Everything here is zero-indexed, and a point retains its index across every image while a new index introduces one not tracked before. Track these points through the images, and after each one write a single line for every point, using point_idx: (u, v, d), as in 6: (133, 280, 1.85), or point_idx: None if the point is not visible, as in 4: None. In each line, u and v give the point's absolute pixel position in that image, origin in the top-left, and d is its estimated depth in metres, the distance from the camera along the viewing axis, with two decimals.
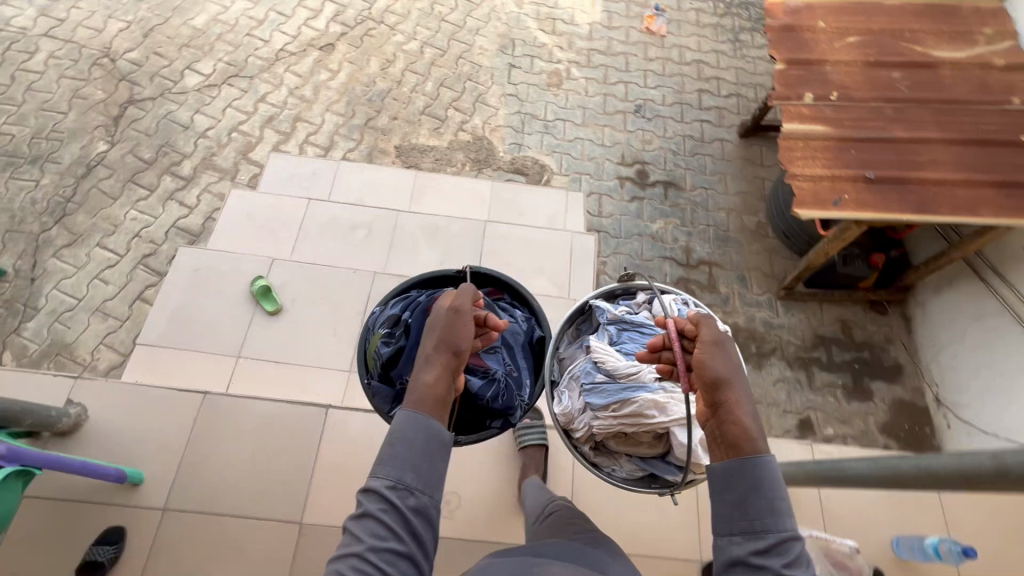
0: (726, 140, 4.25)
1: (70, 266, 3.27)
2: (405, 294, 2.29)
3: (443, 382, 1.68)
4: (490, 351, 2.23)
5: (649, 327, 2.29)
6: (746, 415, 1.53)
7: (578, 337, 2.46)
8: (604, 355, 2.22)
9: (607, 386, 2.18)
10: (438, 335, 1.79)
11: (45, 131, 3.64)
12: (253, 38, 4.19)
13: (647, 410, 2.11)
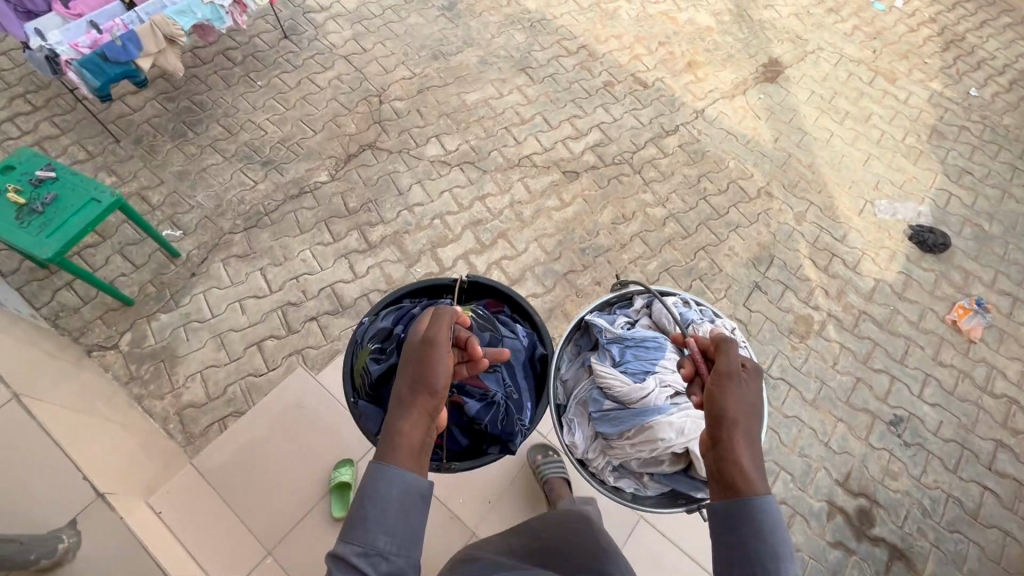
0: (1012, 536, 2.89)
1: (228, 277, 3.21)
2: (396, 309, 2.23)
3: (419, 425, 1.57)
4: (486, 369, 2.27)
5: (648, 342, 2.55)
6: (747, 457, 1.54)
7: (578, 359, 2.68)
8: (606, 381, 2.47)
9: (617, 414, 2.45)
10: (409, 378, 1.64)
11: (291, 141, 3.76)
12: (508, 134, 3.98)
13: (658, 433, 2.34)
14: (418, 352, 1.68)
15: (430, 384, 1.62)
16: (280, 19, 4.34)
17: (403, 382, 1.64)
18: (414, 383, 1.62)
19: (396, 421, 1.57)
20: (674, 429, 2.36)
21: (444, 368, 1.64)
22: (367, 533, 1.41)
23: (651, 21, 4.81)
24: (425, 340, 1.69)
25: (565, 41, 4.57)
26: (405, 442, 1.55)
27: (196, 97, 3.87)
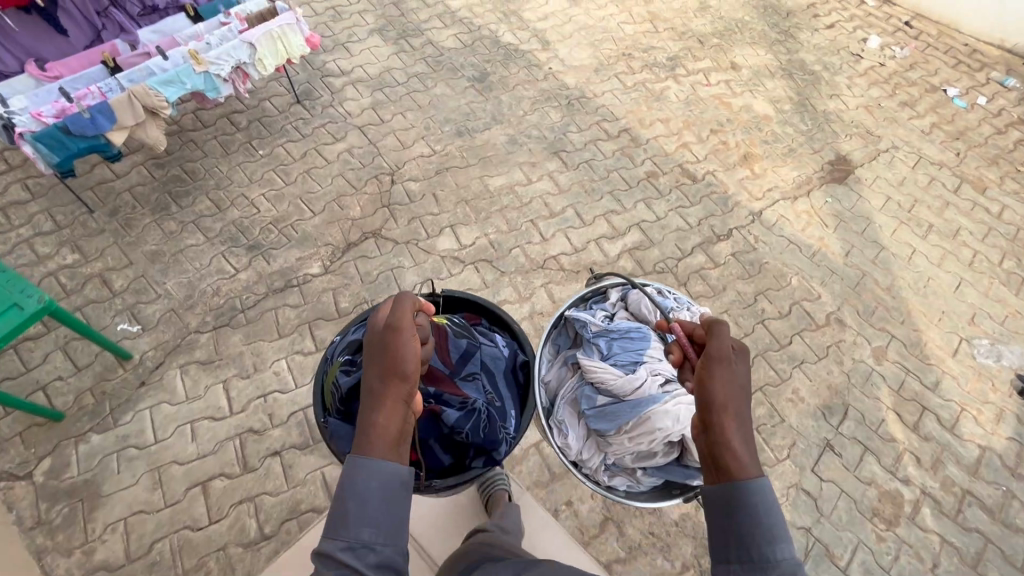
0: None
1: (183, 390, 2.66)
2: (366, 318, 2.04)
3: (396, 411, 1.39)
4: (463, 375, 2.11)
5: (632, 333, 2.48)
6: (738, 437, 1.40)
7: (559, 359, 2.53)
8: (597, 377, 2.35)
9: (611, 409, 2.35)
10: (376, 366, 1.45)
11: (286, 222, 3.30)
12: (533, 228, 3.46)
13: (653, 424, 2.27)
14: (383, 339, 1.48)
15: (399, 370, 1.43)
16: (295, 82, 3.99)
17: (370, 372, 1.45)
18: (378, 370, 1.43)
19: (369, 411, 1.39)
20: (665, 417, 2.30)
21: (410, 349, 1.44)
22: (353, 526, 1.29)
23: (701, 105, 4.35)
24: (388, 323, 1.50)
25: (605, 123, 4.12)
26: (382, 431, 1.37)
27: (189, 164, 3.47)
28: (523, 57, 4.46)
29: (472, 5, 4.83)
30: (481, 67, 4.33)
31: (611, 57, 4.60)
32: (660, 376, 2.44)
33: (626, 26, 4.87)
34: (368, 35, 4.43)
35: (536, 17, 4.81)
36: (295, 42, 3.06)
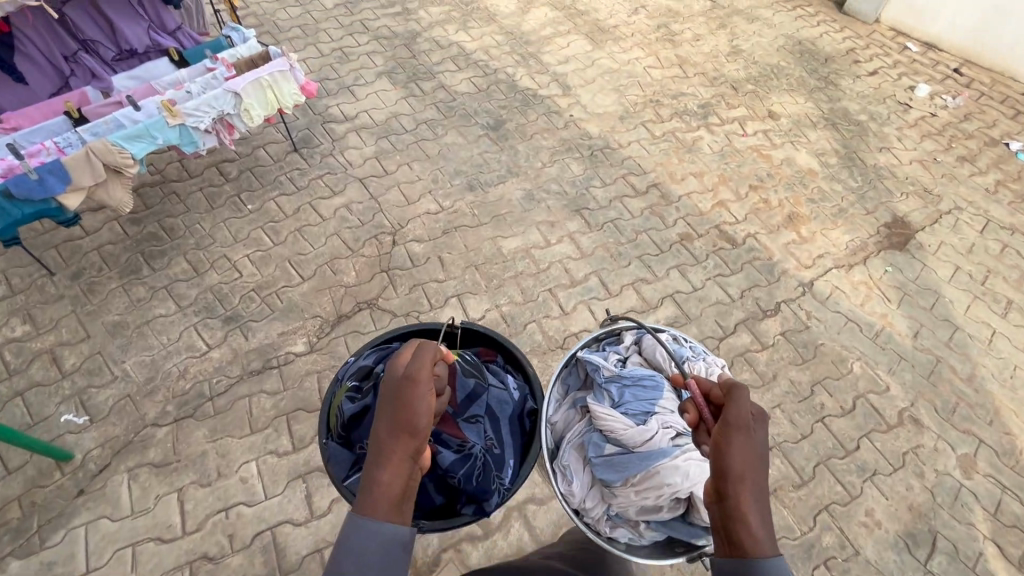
0: None
1: (129, 500, 2.22)
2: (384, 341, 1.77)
3: (402, 470, 1.14)
4: (466, 417, 1.74)
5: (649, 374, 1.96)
6: (759, 512, 1.10)
7: (567, 397, 2.02)
8: (607, 419, 1.81)
9: (620, 455, 1.78)
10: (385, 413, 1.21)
11: (270, 288, 2.90)
12: (551, 300, 3.03)
13: (667, 478, 1.70)
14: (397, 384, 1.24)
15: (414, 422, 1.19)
16: (294, 129, 3.67)
17: (381, 420, 1.21)
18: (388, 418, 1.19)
19: (373, 465, 1.15)
20: (686, 474, 1.72)
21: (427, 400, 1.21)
22: None
23: (737, 158, 3.95)
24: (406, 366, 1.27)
25: (631, 177, 3.73)
26: (384, 491, 1.12)
27: (168, 220, 3.12)
28: (542, 104, 4.13)
29: (488, 46, 4.54)
30: (496, 114, 3.99)
31: (637, 104, 4.26)
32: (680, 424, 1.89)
33: (652, 71, 4.54)
34: (376, 79, 4.14)
35: (557, 60, 4.50)
36: (288, 89, 2.71)
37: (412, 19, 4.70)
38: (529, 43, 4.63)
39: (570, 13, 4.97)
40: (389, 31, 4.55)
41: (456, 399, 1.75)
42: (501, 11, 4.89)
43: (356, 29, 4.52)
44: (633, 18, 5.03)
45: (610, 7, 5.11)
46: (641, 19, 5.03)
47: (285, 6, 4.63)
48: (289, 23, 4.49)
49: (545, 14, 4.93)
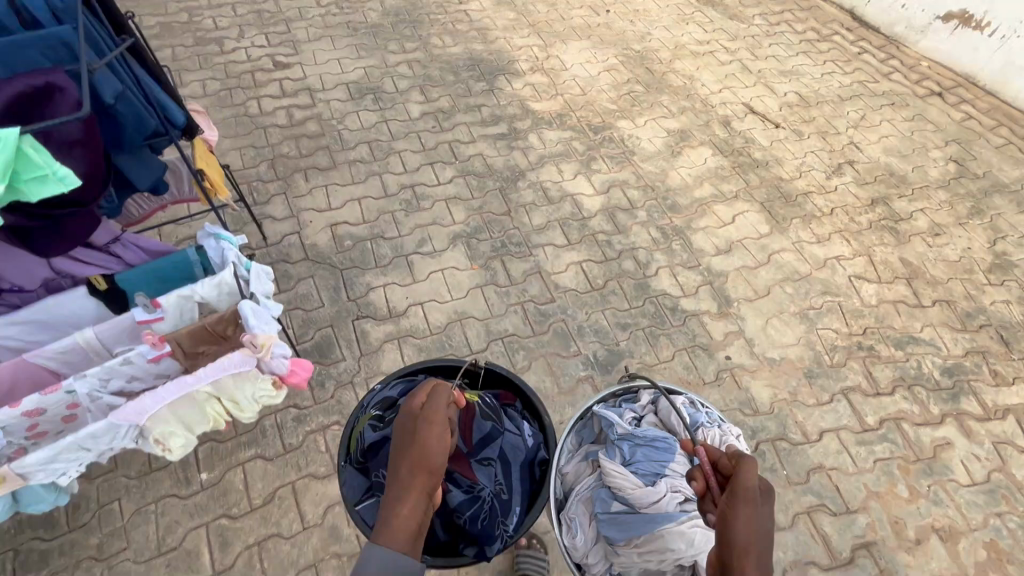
0: None
1: None
2: (409, 375, 1.89)
3: (417, 506, 1.29)
4: (481, 458, 1.86)
5: (660, 439, 2.09)
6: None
7: (580, 450, 2.23)
8: (616, 478, 2.01)
9: (624, 517, 1.97)
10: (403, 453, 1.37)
11: None
12: None
13: (669, 543, 1.89)
14: (412, 424, 1.42)
15: (428, 461, 1.35)
16: (313, 327, 2.54)
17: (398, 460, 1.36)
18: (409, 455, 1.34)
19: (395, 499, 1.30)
20: (689, 541, 1.91)
21: (440, 439, 1.38)
22: None
23: (1019, 505, 2.28)
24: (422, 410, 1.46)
25: (822, 516, 2.20)
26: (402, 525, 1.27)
27: (79, 486, 2.02)
28: (685, 328, 2.69)
29: (615, 207, 3.17)
30: (610, 340, 2.62)
31: (836, 350, 2.69)
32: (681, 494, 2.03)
33: (862, 285, 2.94)
34: (449, 243, 2.92)
35: (714, 245, 3.04)
36: (251, 392, 1.49)
37: (517, 146, 3.46)
38: (676, 208, 3.20)
39: (740, 163, 3.49)
40: (483, 162, 3.32)
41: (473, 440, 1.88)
42: (641, 148, 3.52)
43: (439, 153, 3.34)
44: (835, 182, 3.44)
45: (799, 157, 3.57)
46: (846, 184, 3.43)
47: (358, 108, 3.57)
48: (357, 134, 3.41)
49: (702, 160, 3.50)
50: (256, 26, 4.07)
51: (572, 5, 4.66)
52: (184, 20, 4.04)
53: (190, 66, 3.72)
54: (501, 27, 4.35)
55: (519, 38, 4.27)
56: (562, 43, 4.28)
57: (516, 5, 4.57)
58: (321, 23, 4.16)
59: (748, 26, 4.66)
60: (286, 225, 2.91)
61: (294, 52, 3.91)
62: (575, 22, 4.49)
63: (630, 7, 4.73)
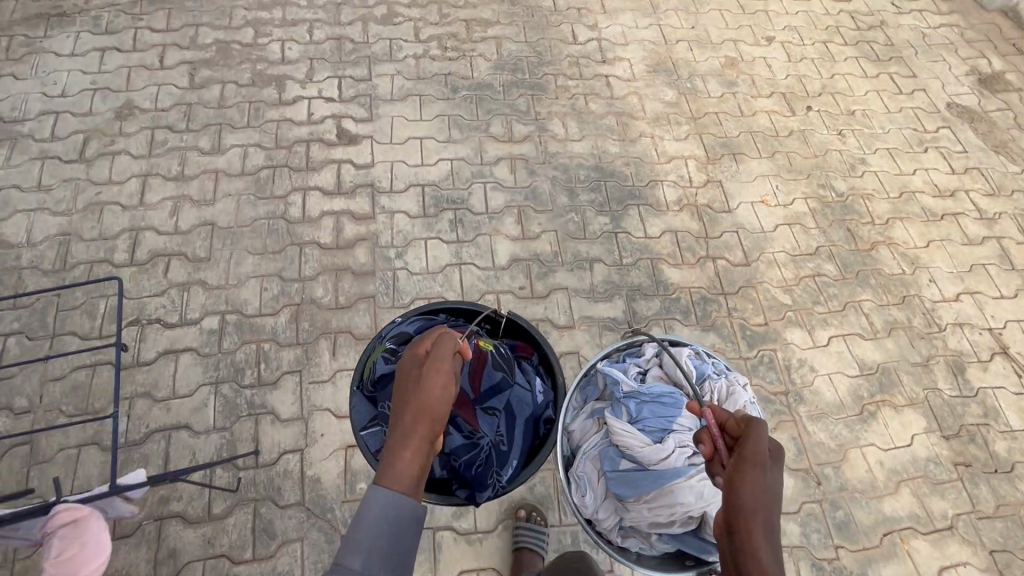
0: None
1: None
2: (429, 314, 1.97)
3: (421, 451, 1.28)
4: (486, 408, 1.95)
5: (667, 396, 2.12)
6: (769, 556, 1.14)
7: (585, 406, 2.24)
8: (624, 438, 2.04)
9: (633, 476, 2.02)
10: (405, 400, 1.34)
11: None
12: None
13: (678, 498, 1.96)
14: (417, 371, 1.39)
15: (432, 406, 1.32)
16: None
17: (400, 407, 1.33)
18: (409, 404, 1.31)
19: (398, 443, 1.28)
20: (698, 494, 1.96)
21: (442, 387, 1.33)
22: (363, 558, 1.18)
23: None
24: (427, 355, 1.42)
25: None
26: (403, 470, 1.24)
27: None
28: None
29: None
30: None
31: None
32: (688, 448, 2.07)
33: None
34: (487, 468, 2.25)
35: None
36: None
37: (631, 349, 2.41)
38: (849, 532, 2.09)
39: (968, 457, 2.26)
40: (575, 368, 2.33)
41: (481, 387, 1.95)
42: (813, 392, 2.36)
43: None
44: None
45: None
46: None
47: (429, 232, 2.61)
48: (417, 280, 2.48)
49: (909, 437, 2.28)
50: (332, 64, 3.11)
51: (757, 90, 3.30)
52: (246, 42, 3.15)
53: (237, 119, 2.87)
54: (650, 114, 3.12)
55: (672, 140, 3.04)
56: (733, 157, 3.00)
57: (678, 79, 3.29)
58: (413, 71, 3.13)
59: (1020, 171, 3.11)
60: (288, 432, 2.12)
61: (367, 117, 2.94)
62: (756, 122, 3.16)
63: (840, 106, 3.29)
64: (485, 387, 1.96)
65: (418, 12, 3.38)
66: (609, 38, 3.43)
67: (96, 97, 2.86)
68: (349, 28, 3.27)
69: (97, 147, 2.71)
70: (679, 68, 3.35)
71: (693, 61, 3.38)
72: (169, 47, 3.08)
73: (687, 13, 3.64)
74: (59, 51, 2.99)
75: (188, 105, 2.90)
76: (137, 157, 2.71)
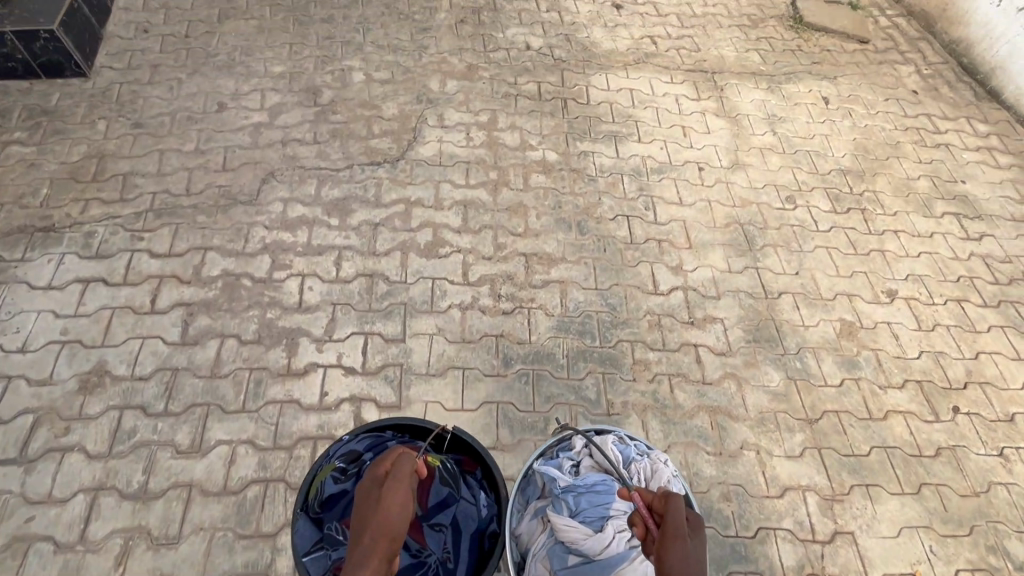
0: None
1: None
2: (378, 429, 1.89)
3: (382, 568, 1.30)
4: (432, 522, 1.77)
5: (601, 479, 1.89)
6: None
7: (529, 506, 1.99)
8: (564, 530, 1.78)
9: (584, 572, 1.74)
10: (367, 519, 1.42)
11: None
12: None
13: None
14: (377, 490, 1.51)
15: (391, 528, 1.40)
16: None
17: (364, 523, 1.41)
18: (376, 517, 1.41)
19: (356, 563, 1.30)
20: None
21: (399, 504, 1.44)
22: None
23: None
24: (387, 474, 1.56)
25: None
26: None
27: None
28: None
29: None
30: None
31: None
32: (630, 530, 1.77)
33: None
34: None
35: None
36: None
37: None
38: None
39: None
40: None
41: (428, 503, 1.78)
42: None
43: None
44: None
45: None
46: None
47: None
48: None
49: None
50: (358, 314, 2.54)
51: (886, 376, 2.62)
52: (260, 275, 2.61)
53: (230, 397, 2.27)
54: (753, 411, 2.45)
55: (783, 457, 2.34)
56: (866, 491, 2.28)
57: (784, 354, 2.64)
58: (457, 329, 2.54)
59: None
60: None
61: (395, 401, 2.31)
62: (889, 429, 2.46)
63: (995, 407, 2.59)
64: (431, 502, 1.79)
65: (469, 240, 2.84)
66: (698, 287, 2.82)
67: (62, 354, 2.30)
68: (386, 259, 2.72)
69: (45, 436, 2.12)
70: (784, 336, 2.70)
71: (802, 326, 2.75)
72: (166, 280, 2.55)
73: (789, 251, 3.04)
74: (34, 282, 2.48)
75: (172, 370, 2.30)
76: (92, 456, 2.09)
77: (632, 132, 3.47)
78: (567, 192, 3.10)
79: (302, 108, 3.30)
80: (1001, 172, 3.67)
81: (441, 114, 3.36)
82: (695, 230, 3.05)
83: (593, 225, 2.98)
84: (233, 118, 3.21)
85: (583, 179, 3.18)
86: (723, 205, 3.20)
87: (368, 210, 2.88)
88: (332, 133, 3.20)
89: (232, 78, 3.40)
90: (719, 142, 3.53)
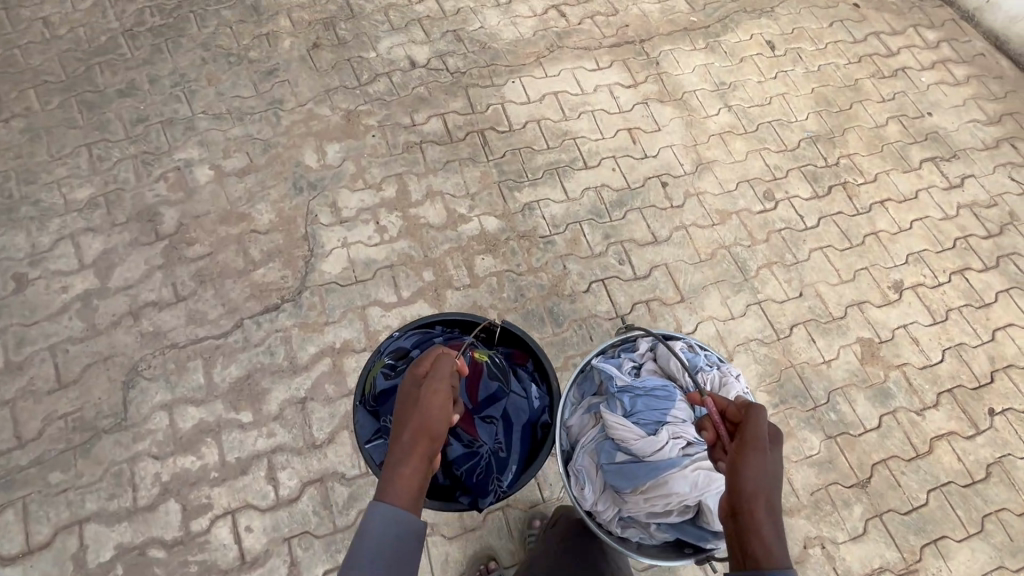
0: None
1: None
2: (425, 326, 1.88)
3: (420, 470, 1.26)
4: (483, 416, 1.78)
5: (662, 387, 1.93)
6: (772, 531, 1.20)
7: (582, 401, 2.01)
8: (619, 429, 1.83)
9: (632, 468, 1.80)
10: (406, 419, 1.33)
11: None
12: None
13: (676, 488, 1.76)
14: (417, 390, 1.40)
15: (431, 426, 1.31)
16: None
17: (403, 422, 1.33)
18: (413, 414, 1.32)
19: (396, 461, 1.26)
20: (693, 483, 1.78)
21: (441, 407, 1.33)
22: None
23: None
24: (426, 375, 1.43)
25: None
26: (403, 487, 1.24)
27: None
28: None
29: None
30: None
31: None
32: (683, 439, 1.86)
33: None
34: None
35: None
36: None
37: None
38: None
39: None
40: None
41: (478, 398, 1.77)
42: None
43: None
44: None
45: None
46: None
47: None
48: None
49: None
50: (324, 543, 1.96)
51: (920, 396, 2.40)
52: (173, 536, 1.93)
53: None
54: (805, 495, 2.17)
55: (849, 542, 2.11)
56: (936, 549, 2.12)
57: (816, 408, 2.34)
58: (452, 516, 2.15)
59: None
60: None
61: None
62: (939, 463, 2.27)
63: None
64: (481, 396, 1.79)
65: None
66: None
67: None
68: (333, 449, 2.10)
69: None
70: (810, 383, 2.39)
71: (823, 363, 2.44)
72: None
73: (786, 267, 2.64)
74: None
75: None
76: None
77: (574, 156, 2.81)
78: (524, 270, 2.49)
79: (140, 249, 2.38)
80: (961, 89, 3.34)
81: (334, 201, 2.55)
82: (681, 274, 2.57)
83: (568, 308, 2.44)
84: (44, 294, 2.26)
85: (538, 244, 2.56)
86: (702, 228, 2.70)
87: (285, 384, 2.17)
88: (197, 277, 2.34)
89: (19, 228, 2.37)
90: (674, 139, 2.94)
